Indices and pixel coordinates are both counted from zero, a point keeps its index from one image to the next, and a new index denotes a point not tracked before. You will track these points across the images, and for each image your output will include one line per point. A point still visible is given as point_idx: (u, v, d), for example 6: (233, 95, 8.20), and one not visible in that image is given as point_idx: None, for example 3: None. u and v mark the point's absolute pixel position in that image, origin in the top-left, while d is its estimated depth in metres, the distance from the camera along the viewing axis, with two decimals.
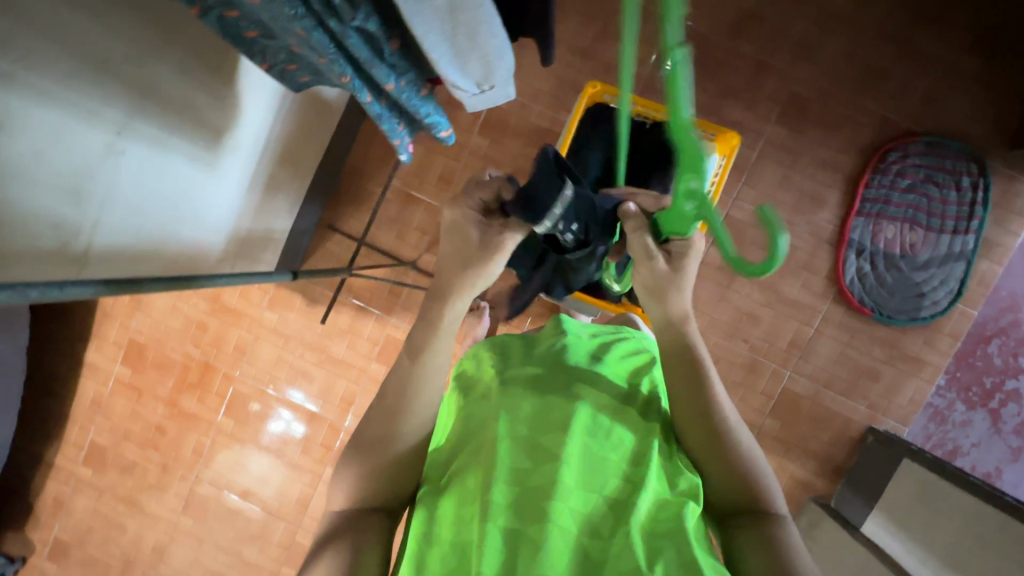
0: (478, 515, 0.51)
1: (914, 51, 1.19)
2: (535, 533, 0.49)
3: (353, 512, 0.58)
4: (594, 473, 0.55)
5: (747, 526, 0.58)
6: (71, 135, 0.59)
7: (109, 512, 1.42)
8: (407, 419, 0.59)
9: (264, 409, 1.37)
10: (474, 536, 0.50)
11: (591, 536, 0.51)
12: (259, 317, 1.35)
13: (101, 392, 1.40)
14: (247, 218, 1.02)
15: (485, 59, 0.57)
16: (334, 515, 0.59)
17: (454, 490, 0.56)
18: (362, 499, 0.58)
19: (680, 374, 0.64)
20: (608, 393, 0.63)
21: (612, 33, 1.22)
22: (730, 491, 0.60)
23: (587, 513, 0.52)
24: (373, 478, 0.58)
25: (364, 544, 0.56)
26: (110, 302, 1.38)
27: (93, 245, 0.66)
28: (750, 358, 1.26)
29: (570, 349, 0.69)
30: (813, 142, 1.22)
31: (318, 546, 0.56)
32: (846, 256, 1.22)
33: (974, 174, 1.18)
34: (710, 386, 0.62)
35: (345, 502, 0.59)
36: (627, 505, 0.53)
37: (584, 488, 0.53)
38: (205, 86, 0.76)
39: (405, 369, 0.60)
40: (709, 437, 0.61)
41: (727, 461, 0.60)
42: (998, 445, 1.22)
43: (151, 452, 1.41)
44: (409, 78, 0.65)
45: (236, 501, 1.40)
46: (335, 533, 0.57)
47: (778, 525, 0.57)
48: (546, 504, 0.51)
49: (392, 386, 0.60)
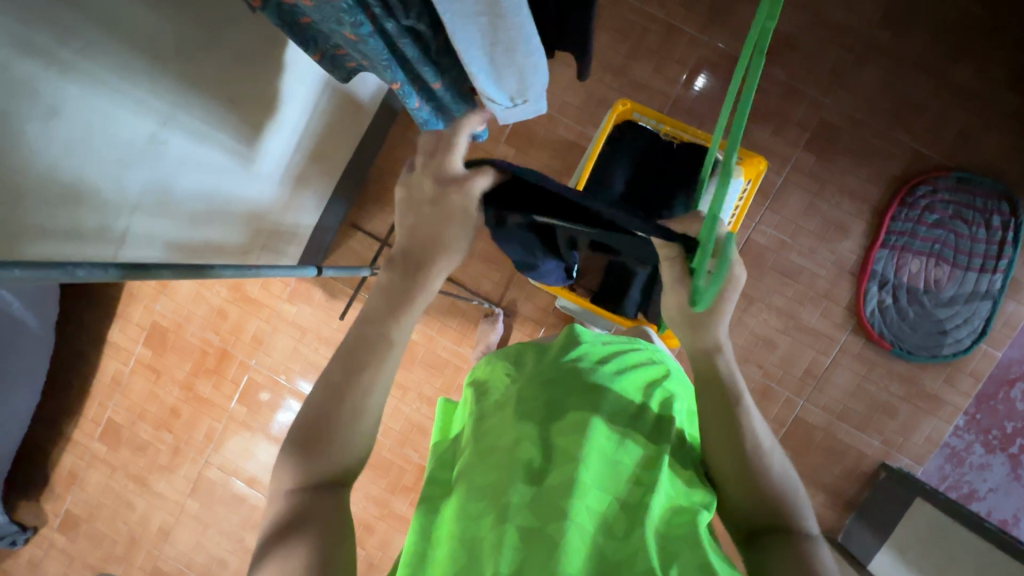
0: (494, 514, 0.50)
1: (950, 85, 1.18)
2: (552, 531, 0.48)
3: (307, 491, 0.52)
4: (609, 477, 0.54)
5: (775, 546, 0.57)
6: (118, 123, 0.61)
7: (120, 488, 1.46)
8: (374, 394, 0.54)
9: (275, 399, 1.40)
10: (485, 533, 0.49)
11: (606, 537, 0.50)
12: (278, 309, 1.38)
13: (121, 371, 1.44)
14: (274, 210, 1.04)
15: (524, 70, 0.58)
16: (287, 500, 0.52)
17: (461, 485, 0.55)
18: (324, 470, 0.52)
19: (714, 397, 0.63)
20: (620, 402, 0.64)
21: (644, 50, 1.23)
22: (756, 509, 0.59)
23: (603, 513, 0.52)
24: (329, 452, 0.52)
25: (331, 530, 0.50)
26: (137, 284, 1.42)
27: (131, 227, 0.69)
28: (764, 384, 1.25)
29: (582, 360, 0.70)
30: (842, 171, 1.21)
31: (277, 537, 0.49)
32: (868, 288, 1.20)
33: (1005, 213, 1.16)
34: (745, 410, 0.61)
35: (302, 478, 0.52)
36: (638, 506, 0.53)
37: (600, 487, 0.53)
38: (249, 82, 0.78)
39: (376, 344, 0.55)
40: (738, 456, 0.60)
41: (759, 482, 0.59)
42: (1016, 492, 1.19)
43: (164, 434, 1.44)
44: (452, 77, 0.67)
45: (242, 488, 1.42)
46: (304, 520, 0.50)
47: (808, 548, 0.56)
48: (563, 503, 0.50)
49: (363, 359, 0.54)
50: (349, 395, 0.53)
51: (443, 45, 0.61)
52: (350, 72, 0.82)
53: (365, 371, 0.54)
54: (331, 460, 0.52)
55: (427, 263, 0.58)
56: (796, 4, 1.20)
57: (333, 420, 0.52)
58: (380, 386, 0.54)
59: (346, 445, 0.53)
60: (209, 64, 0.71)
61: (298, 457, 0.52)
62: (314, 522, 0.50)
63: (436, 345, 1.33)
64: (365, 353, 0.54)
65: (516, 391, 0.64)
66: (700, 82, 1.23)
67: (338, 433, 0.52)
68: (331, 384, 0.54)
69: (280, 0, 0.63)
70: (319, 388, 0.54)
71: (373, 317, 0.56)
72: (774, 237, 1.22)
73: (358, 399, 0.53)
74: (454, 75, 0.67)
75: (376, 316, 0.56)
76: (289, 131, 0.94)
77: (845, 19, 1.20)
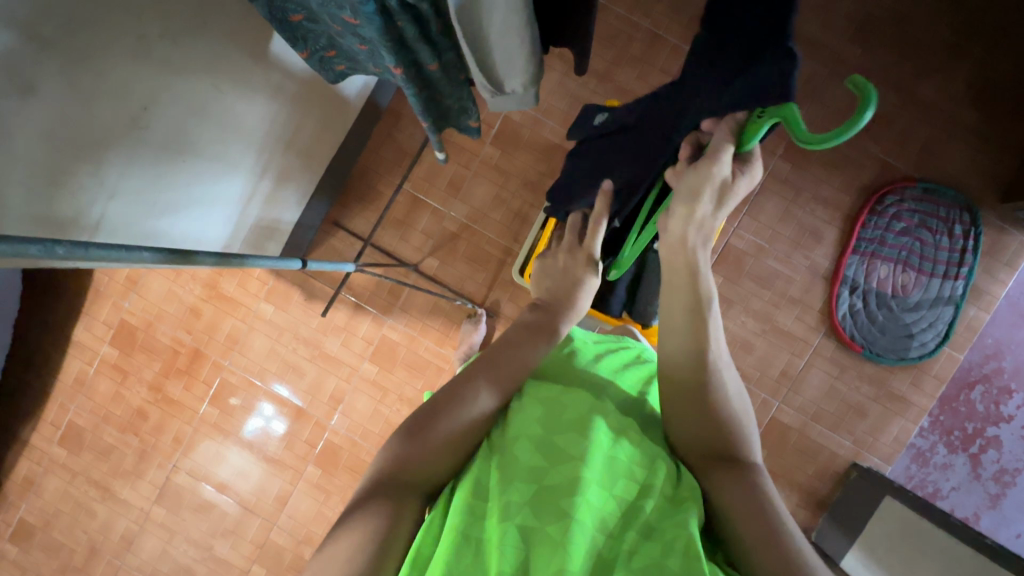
0: (497, 512, 0.50)
1: (916, 100, 1.24)
2: (555, 532, 0.48)
3: (386, 476, 0.54)
4: (610, 475, 0.53)
5: (720, 483, 0.56)
6: (98, 106, 0.59)
7: (80, 495, 1.39)
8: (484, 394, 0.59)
9: (249, 401, 1.36)
10: (490, 534, 0.49)
11: (600, 531, 0.49)
12: (255, 308, 1.34)
13: (85, 371, 1.38)
14: (257, 206, 1.02)
15: (527, 63, 0.64)
16: (372, 481, 0.54)
17: (465, 484, 0.54)
18: (404, 469, 0.54)
19: (688, 338, 0.63)
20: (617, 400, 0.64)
21: (628, 58, 1.26)
22: (702, 442, 0.59)
23: (603, 510, 0.50)
24: (427, 450, 0.55)
25: (398, 519, 0.52)
26: (104, 281, 1.36)
27: (106, 215, 0.66)
28: None
29: (577, 353, 0.71)
30: (816, 179, 1.25)
31: (355, 504, 0.53)
32: (840, 292, 1.24)
33: (966, 223, 1.22)
34: (712, 320, 0.64)
35: (388, 463, 0.55)
36: (635, 503, 0.52)
37: (605, 487, 0.52)
38: (234, 74, 0.77)
39: (519, 354, 0.65)
40: (696, 373, 0.62)
41: (707, 407, 0.60)
42: (977, 490, 1.25)
43: (130, 437, 1.38)
44: (451, 54, 0.67)
45: (212, 494, 1.37)
46: (370, 496, 0.53)
47: (753, 486, 0.55)
48: (566, 504, 0.49)
49: (498, 357, 0.63)
50: (480, 393, 0.59)
51: (443, 28, 0.61)
52: (338, 73, 0.82)
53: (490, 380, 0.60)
54: (433, 451, 0.55)
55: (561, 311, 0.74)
56: None
57: (444, 411, 0.57)
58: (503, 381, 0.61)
59: (452, 436, 0.56)
60: (197, 50, 0.69)
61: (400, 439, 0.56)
62: (396, 496, 0.53)
63: (418, 346, 1.32)
64: (490, 362, 0.62)
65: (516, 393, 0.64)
66: None
67: (444, 424, 0.56)
68: (456, 380, 0.60)
69: None
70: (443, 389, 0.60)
71: (516, 340, 0.66)
72: (751, 242, 1.26)
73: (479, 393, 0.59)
74: (452, 58, 0.68)
75: (517, 337, 0.67)
76: (270, 125, 0.91)
77: (818, 35, 1.25)
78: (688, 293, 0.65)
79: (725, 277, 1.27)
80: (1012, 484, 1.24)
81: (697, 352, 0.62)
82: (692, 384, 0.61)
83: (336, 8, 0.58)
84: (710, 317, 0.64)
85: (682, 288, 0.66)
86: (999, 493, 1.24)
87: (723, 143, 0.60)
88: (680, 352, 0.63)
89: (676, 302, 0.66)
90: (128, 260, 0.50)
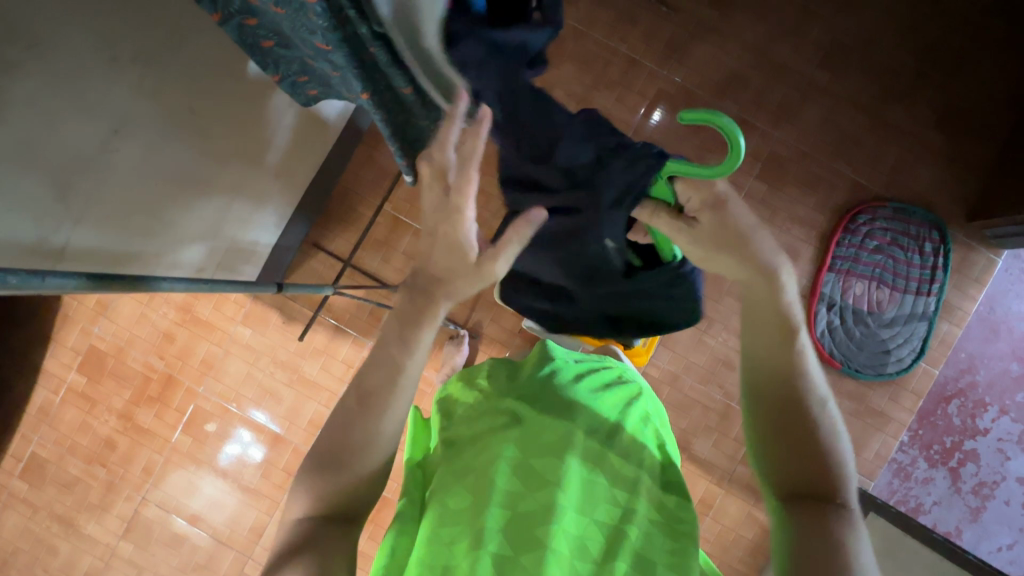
0: (470, 537, 0.49)
1: (884, 123, 1.28)
2: (530, 561, 0.47)
3: (316, 518, 0.57)
4: (587, 498, 0.52)
5: (803, 521, 0.55)
6: (62, 133, 0.58)
7: (42, 532, 1.32)
8: (386, 419, 0.57)
9: (224, 428, 1.31)
10: (459, 560, 0.48)
11: (579, 555, 0.49)
12: (231, 332, 1.31)
13: (50, 401, 1.32)
14: (234, 228, 1.01)
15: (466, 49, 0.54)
16: (300, 519, 0.57)
17: (433, 507, 0.53)
18: (325, 506, 0.57)
19: (777, 361, 0.59)
20: (607, 414, 0.63)
21: (606, 82, 1.29)
22: (795, 466, 0.57)
23: (580, 533, 0.50)
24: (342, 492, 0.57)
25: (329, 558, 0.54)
26: (74, 306, 1.32)
27: (72, 242, 0.64)
28: (725, 404, 1.28)
29: (558, 373, 0.67)
30: (790, 199, 1.28)
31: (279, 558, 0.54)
32: (818, 310, 1.26)
33: (936, 240, 1.25)
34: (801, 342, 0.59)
35: (307, 509, 0.57)
36: (617, 526, 0.51)
37: (579, 510, 0.51)
38: (206, 94, 0.76)
39: (393, 361, 0.57)
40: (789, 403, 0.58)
41: (803, 445, 0.57)
42: (958, 504, 1.26)
43: (97, 469, 1.32)
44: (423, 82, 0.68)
45: (183, 527, 1.31)
46: (302, 546, 0.55)
47: (843, 525, 0.54)
48: (540, 531, 0.48)
49: (374, 377, 0.57)
50: (388, 408, 0.57)
51: None
52: (310, 98, 0.82)
53: (374, 413, 0.57)
54: (346, 485, 0.57)
55: (431, 299, 0.57)
56: (744, 44, 1.29)
57: (349, 450, 0.57)
58: (388, 409, 0.57)
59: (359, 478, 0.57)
60: (171, 73, 0.69)
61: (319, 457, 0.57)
62: (332, 533, 0.56)
63: None
64: (394, 374, 0.57)
65: (492, 404, 0.62)
66: (658, 115, 1.28)
67: (347, 465, 0.56)
68: (343, 408, 0.58)
69: (242, 22, 0.62)
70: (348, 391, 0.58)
71: (383, 338, 0.58)
72: None
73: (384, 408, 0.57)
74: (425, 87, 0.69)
75: (393, 333, 0.58)
76: (245, 150, 0.90)
77: (788, 60, 1.29)
78: (780, 312, 0.58)
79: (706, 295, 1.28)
80: (991, 497, 1.26)
81: (787, 373, 0.59)
82: (782, 409, 0.59)
83: (306, 33, 0.57)
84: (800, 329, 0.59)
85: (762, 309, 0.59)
86: (979, 507, 1.25)
87: (661, 224, 0.56)
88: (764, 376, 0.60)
89: (762, 322, 0.59)
90: (85, 288, 0.48)
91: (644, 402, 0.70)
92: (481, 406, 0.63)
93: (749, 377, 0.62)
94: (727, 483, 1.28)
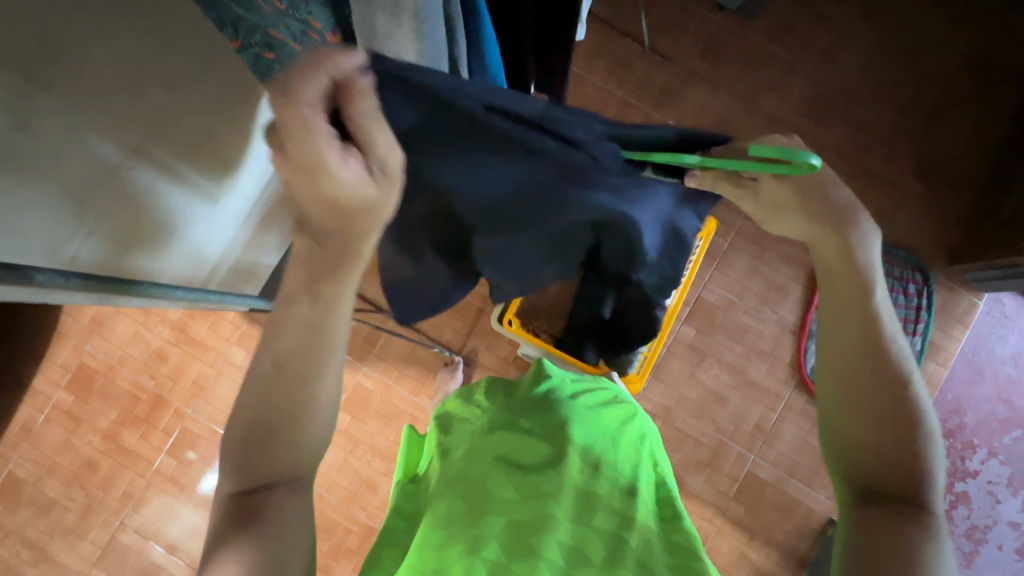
0: (467, 545, 0.49)
1: (867, 170, 1.35)
2: (523, 568, 0.47)
3: (255, 489, 0.55)
4: (582, 508, 0.52)
5: (872, 519, 0.52)
6: (83, 151, 0.60)
7: (12, 558, 1.27)
8: (321, 384, 0.56)
9: (211, 451, 1.29)
10: (452, 564, 0.48)
11: (578, 561, 0.48)
12: (225, 353, 1.31)
13: (34, 419, 1.30)
14: (237, 248, 1.02)
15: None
16: (233, 492, 0.55)
17: (429, 517, 0.54)
18: (262, 475, 0.55)
19: (856, 360, 0.56)
20: (602, 434, 0.63)
21: None
22: (875, 459, 0.54)
23: (579, 540, 0.50)
24: (285, 459, 0.55)
25: (280, 519, 0.54)
26: (67, 323, 1.32)
27: (79, 255, 0.66)
28: (717, 439, 1.28)
29: (555, 390, 0.68)
30: (780, 238, 1.31)
31: (218, 539, 0.52)
32: (807, 346, 1.29)
33: (919, 282, 1.29)
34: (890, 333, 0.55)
35: (242, 482, 0.55)
36: (615, 536, 0.51)
37: (574, 519, 0.51)
38: (229, 119, 0.78)
39: (303, 313, 0.53)
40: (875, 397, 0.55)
41: (883, 436, 0.54)
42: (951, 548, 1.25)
43: (75, 491, 1.29)
44: None
45: (160, 555, 1.27)
46: (249, 519, 0.53)
47: (922, 533, 0.50)
48: (535, 539, 0.48)
49: (288, 335, 0.54)
50: (318, 369, 0.55)
51: None
52: None
53: (304, 377, 0.55)
54: (295, 448, 0.56)
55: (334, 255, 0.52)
56: (733, 92, 1.36)
57: (292, 419, 0.55)
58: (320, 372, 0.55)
59: (307, 441, 0.57)
60: (193, 99, 0.71)
61: (249, 432, 0.55)
62: (278, 499, 0.55)
63: (393, 394, 1.29)
64: (312, 332, 0.54)
65: (490, 421, 0.62)
66: None
67: (287, 432, 0.55)
68: (262, 377, 0.55)
69: None
70: (263, 359, 0.54)
71: (290, 291, 0.53)
72: (722, 296, 1.31)
73: (314, 366, 0.55)
74: None
75: (299, 283, 0.53)
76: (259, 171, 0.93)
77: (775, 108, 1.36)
78: (862, 305, 0.55)
79: (698, 330, 1.31)
80: (983, 541, 1.25)
81: (870, 362, 0.55)
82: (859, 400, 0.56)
83: None
84: (886, 321, 0.56)
85: (848, 295, 0.56)
86: (972, 551, 1.25)
87: (723, 189, 0.53)
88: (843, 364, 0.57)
89: (845, 303, 0.56)
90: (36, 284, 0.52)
91: (638, 425, 0.71)
92: (480, 423, 0.64)
93: (823, 360, 0.59)
94: (720, 521, 1.26)
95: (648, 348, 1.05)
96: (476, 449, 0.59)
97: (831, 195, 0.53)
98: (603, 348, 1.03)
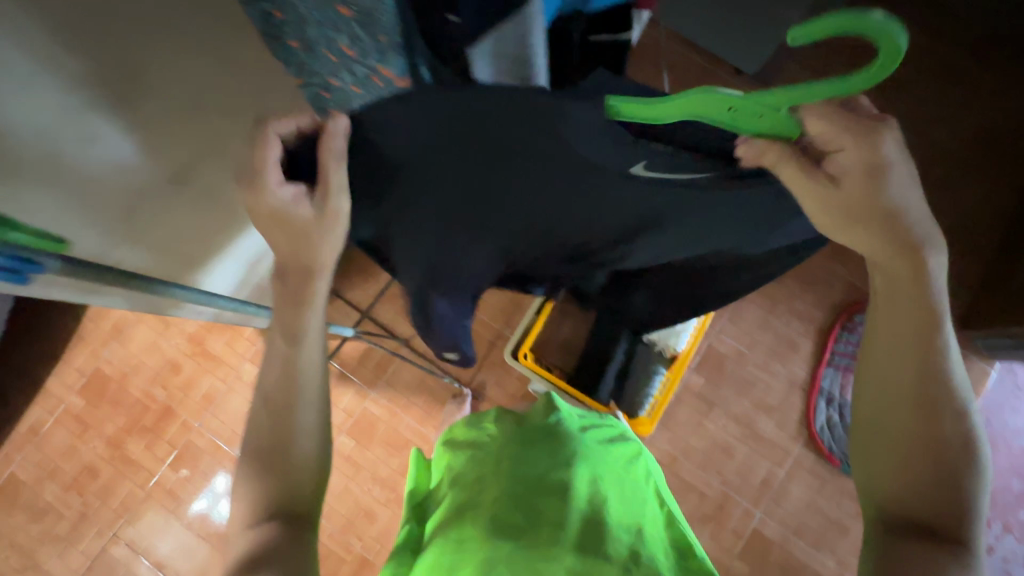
0: (475, 569, 0.49)
1: None
2: None
3: (268, 519, 0.55)
4: (589, 537, 0.53)
5: (903, 538, 0.50)
6: (137, 163, 0.63)
7: (0, 563, 1.26)
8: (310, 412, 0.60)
9: (212, 467, 1.29)
10: None
11: None
12: (238, 368, 1.32)
13: (42, 421, 1.31)
14: (261, 269, 1.04)
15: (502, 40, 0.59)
16: (242, 525, 0.56)
17: (438, 544, 0.55)
18: (273, 506, 0.56)
19: (903, 362, 0.52)
20: (608, 466, 0.64)
21: None
22: (898, 478, 0.52)
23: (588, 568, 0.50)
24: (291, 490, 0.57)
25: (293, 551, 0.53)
26: (88, 328, 1.34)
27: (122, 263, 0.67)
28: (723, 493, 1.26)
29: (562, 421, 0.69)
30: (791, 293, 1.33)
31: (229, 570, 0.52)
32: (817, 403, 1.28)
33: None
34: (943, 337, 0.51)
35: (253, 513, 0.56)
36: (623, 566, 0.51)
37: (582, 547, 0.51)
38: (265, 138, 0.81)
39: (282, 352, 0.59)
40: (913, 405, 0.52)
41: (911, 460, 0.52)
42: None
43: (73, 498, 1.28)
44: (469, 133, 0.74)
45: (149, 570, 1.25)
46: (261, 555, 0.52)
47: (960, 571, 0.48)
48: (542, 564, 0.49)
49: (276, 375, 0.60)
50: (297, 399, 0.59)
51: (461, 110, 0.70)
52: None
53: (296, 407, 0.59)
54: (298, 478, 0.58)
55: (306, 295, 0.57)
56: None
57: (289, 448, 0.58)
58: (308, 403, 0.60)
59: (308, 470, 0.59)
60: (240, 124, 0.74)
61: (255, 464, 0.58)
62: (292, 531, 0.55)
63: (399, 422, 1.30)
64: (289, 369, 0.59)
65: (498, 450, 0.64)
66: None
67: (288, 462, 0.58)
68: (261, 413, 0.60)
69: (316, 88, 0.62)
70: (257, 399, 0.60)
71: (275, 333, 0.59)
72: (732, 346, 1.32)
73: (299, 399, 0.59)
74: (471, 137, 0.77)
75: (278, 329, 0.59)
76: None
77: None
78: (921, 308, 0.50)
79: (707, 378, 1.31)
80: None
81: (916, 372, 0.51)
82: (900, 420, 0.53)
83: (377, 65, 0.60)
84: (943, 322, 0.50)
85: (903, 302, 0.50)
86: None
87: (786, 180, 0.41)
88: (884, 379, 0.53)
89: (900, 306, 0.51)
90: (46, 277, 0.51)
91: (645, 460, 0.71)
92: (487, 451, 0.65)
93: (865, 358, 0.55)
94: None
95: (658, 393, 1.05)
96: (485, 477, 0.60)
97: (884, 199, 0.43)
98: (618, 383, 1.03)
